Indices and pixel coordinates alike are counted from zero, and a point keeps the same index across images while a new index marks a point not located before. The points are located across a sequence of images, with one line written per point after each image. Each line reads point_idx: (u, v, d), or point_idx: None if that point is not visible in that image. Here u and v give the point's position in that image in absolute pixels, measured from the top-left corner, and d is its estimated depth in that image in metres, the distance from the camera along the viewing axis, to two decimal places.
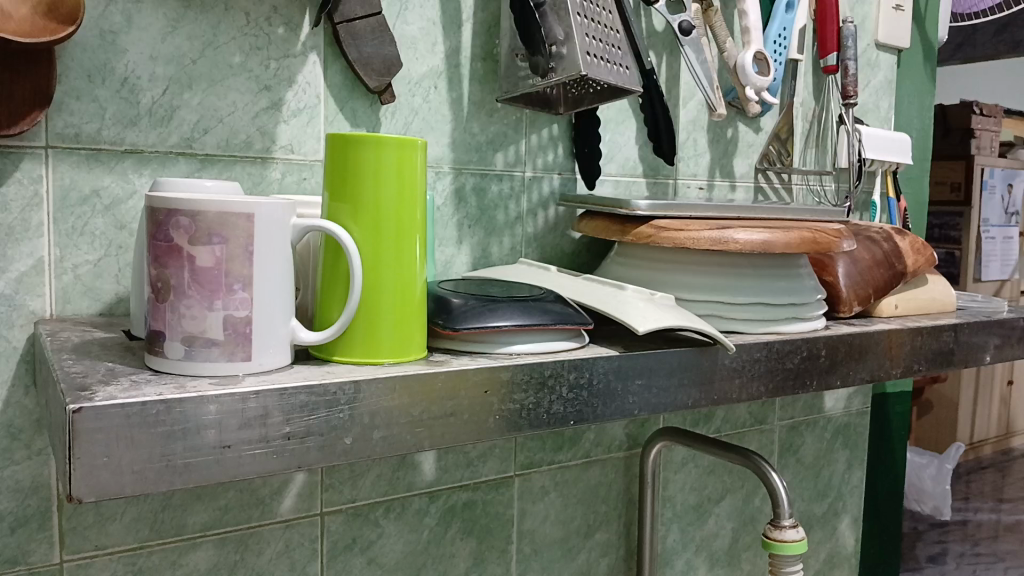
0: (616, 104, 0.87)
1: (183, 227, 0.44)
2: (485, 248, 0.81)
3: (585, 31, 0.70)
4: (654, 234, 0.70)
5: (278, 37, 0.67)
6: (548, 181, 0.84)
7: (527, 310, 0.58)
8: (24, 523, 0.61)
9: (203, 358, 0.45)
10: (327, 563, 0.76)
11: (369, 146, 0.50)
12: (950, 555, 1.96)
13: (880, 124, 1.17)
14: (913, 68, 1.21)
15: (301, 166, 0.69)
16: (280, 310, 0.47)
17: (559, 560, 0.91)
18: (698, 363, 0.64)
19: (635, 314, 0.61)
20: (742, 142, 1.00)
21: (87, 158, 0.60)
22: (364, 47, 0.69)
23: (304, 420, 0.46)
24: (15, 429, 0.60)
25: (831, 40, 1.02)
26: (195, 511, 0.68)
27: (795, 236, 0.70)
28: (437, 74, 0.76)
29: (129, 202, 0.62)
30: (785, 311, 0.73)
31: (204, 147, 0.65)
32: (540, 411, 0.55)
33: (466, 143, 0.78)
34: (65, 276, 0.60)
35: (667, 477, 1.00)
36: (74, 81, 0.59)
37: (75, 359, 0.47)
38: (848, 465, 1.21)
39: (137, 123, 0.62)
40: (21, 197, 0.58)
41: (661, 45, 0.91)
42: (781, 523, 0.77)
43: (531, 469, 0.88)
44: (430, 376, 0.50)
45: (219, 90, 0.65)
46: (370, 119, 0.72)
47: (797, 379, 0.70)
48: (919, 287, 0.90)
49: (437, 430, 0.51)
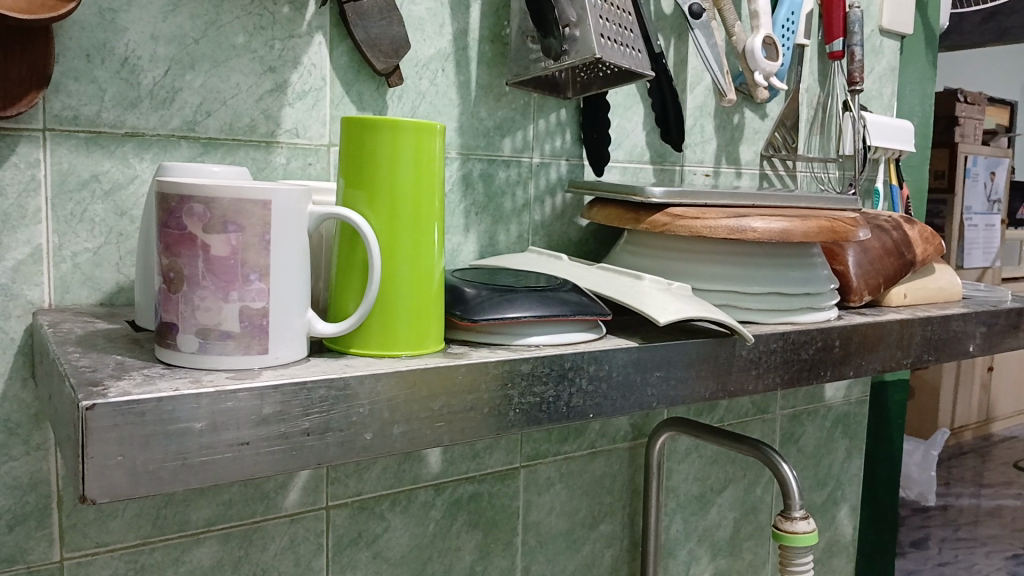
0: (625, 89, 0.86)
1: (197, 214, 0.42)
2: (492, 236, 0.79)
3: (599, 13, 0.68)
4: (669, 222, 0.68)
5: (283, 17, 0.65)
6: (556, 167, 0.83)
7: (546, 301, 0.56)
8: (23, 521, 0.59)
9: (217, 351, 0.43)
10: (333, 558, 0.74)
11: (386, 131, 0.48)
12: (933, 541, 1.99)
13: (883, 111, 1.16)
14: (915, 55, 1.20)
15: (306, 151, 0.67)
16: (296, 302, 0.45)
17: (564, 551, 0.90)
18: (716, 354, 0.62)
19: (654, 304, 0.60)
20: (748, 128, 0.99)
21: (87, 142, 0.58)
22: (371, 28, 0.66)
23: (323, 414, 0.44)
24: (13, 424, 0.58)
25: (837, 26, 1.00)
26: (199, 507, 0.66)
27: (813, 224, 0.69)
28: (445, 57, 0.73)
29: (130, 187, 0.60)
30: (799, 301, 0.71)
31: (207, 130, 0.62)
32: (559, 404, 0.54)
33: (474, 128, 0.76)
34: (63, 265, 0.58)
35: (671, 467, 0.99)
36: (73, 61, 0.56)
37: (81, 352, 0.45)
38: (847, 454, 1.21)
39: (137, 106, 0.59)
40: (17, 181, 0.56)
41: (669, 28, 0.89)
42: (792, 514, 0.76)
43: (537, 460, 0.86)
44: (451, 369, 0.48)
45: (223, 71, 0.62)
46: (377, 103, 0.70)
47: (812, 370, 0.69)
48: (927, 276, 0.89)
49: (457, 425, 0.49)
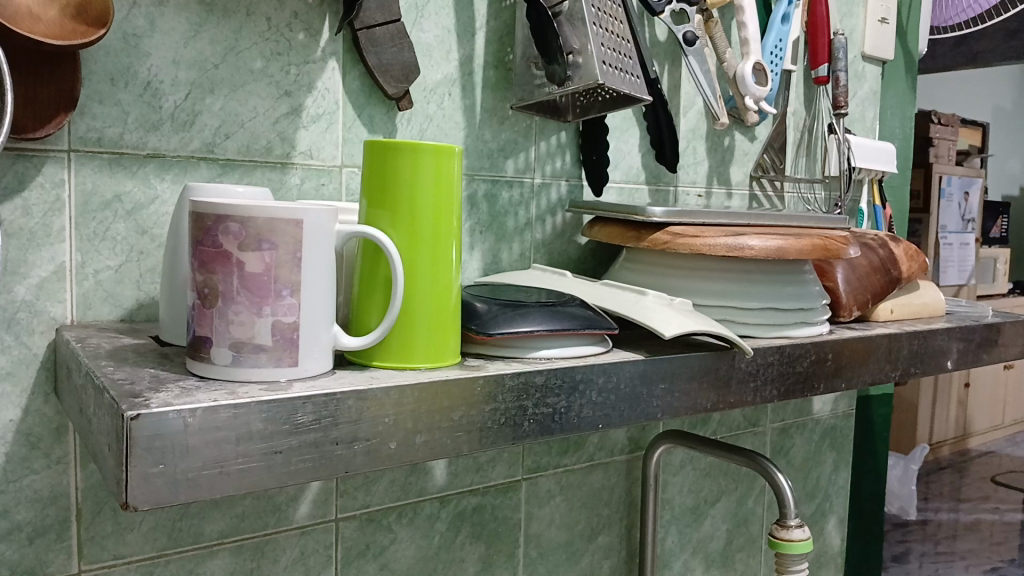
0: (621, 112, 0.89)
1: (232, 233, 0.44)
2: (495, 254, 0.82)
3: (601, 40, 0.71)
4: (670, 241, 0.71)
5: (299, 43, 0.67)
6: (556, 187, 0.85)
7: (556, 315, 0.59)
8: (42, 533, 0.60)
9: (250, 364, 0.45)
10: (341, 570, 0.75)
11: (406, 153, 0.51)
12: (913, 555, 2.03)
13: (865, 133, 1.21)
14: (896, 80, 1.25)
15: (319, 172, 0.69)
16: (324, 316, 0.47)
17: (563, 563, 0.91)
18: (717, 366, 0.65)
19: (659, 319, 0.62)
20: (738, 150, 1.02)
21: (110, 163, 0.60)
22: (382, 54, 0.69)
23: (351, 425, 0.46)
24: (35, 438, 0.59)
25: (822, 52, 1.05)
26: (213, 519, 0.68)
27: (807, 243, 0.72)
28: (451, 81, 0.76)
29: (152, 207, 0.62)
30: (793, 316, 0.74)
31: (225, 152, 0.64)
32: (571, 414, 0.56)
33: (479, 150, 0.79)
34: (86, 282, 0.60)
35: (667, 480, 1.01)
36: (98, 85, 0.58)
37: (115, 366, 0.47)
38: (835, 467, 1.24)
39: (159, 128, 0.61)
40: (43, 201, 0.57)
41: (663, 54, 0.93)
42: (788, 523, 0.78)
43: (537, 473, 0.88)
44: (470, 381, 0.51)
45: (241, 95, 0.65)
46: (387, 125, 0.72)
47: (806, 382, 0.72)
48: (911, 292, 0.93)
49: (475, 435, 0.51)
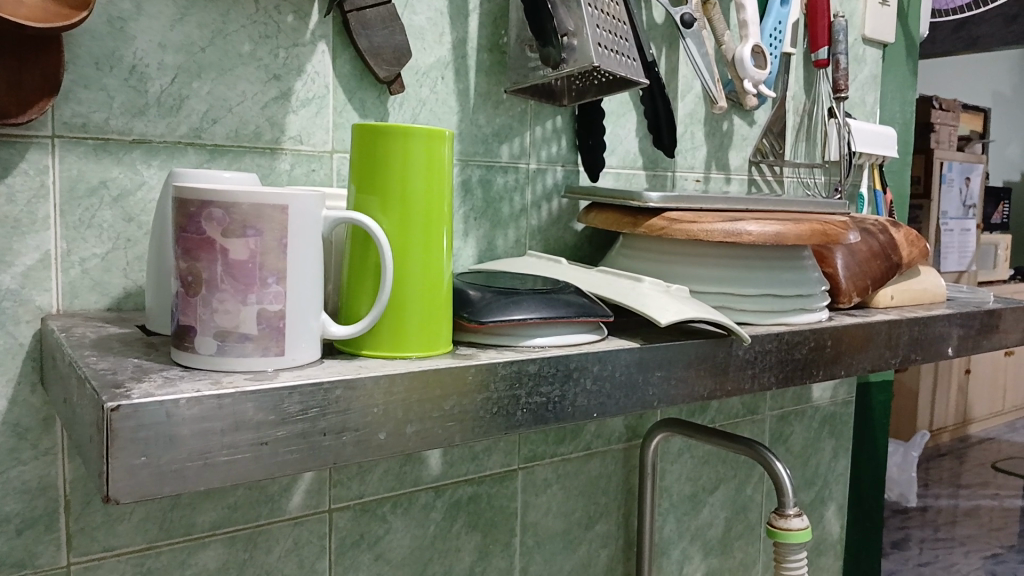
0: (618, 96, 0.87)
1: (216, 219, 0.43)
2: (491, 240, 0.81)
3: (596, 22, 0.70)
4: (666, 226, 0.70)
5: (288, 26, 0.66)
6: (552, 172, 0.84)
7: (550, 302, 0.58)
8: (32, 525, 0.59)
9: (237, 353, 0.44)
10: (336, 560, 0.75)
11: (396, 137, 0.50)
12: (913, 542, 2.03)
13: (865, 117, 1.19)
14: (897, 64, 1.23)
15: (310, 158, 0.68)
16: (312, 305, 0.46)
17: (560, 551, 0.91)
18: (714, 354, 0.64)
19: (655, 306, 0.61)
20: (737, 134, 1.01)
21: (96, 148, 0.58)
22: (374, 37, 0.68)
23: (339, 415, 0.45)
24: (22, 429, 0.58)
25: (822, 35, 1.03)
26: (204, 510, 0.67)
27: (806, 228, 0.71)
28: (444, 65, 0.75)
29: (139, 193, 0.61)
30: (792, 303, 0.73)
31: (214, 137, 0.63)
32: (565, 403, 0.55)
33: (472, 135, 0.78)
34: (72, 270, 0.59)
35: (665, 468, 1.00)
36: (82, 69, 0.57)
37: (99, 356, 0.46)
38: (834, 454, 1.23)
39: (146, 113, 0.60)
40: (27, 187, 0.56)
41: (660, 37, 0.92)
42: (786, 512, 0.77)
43: (534, 461, 0.88)
44: (462, 370, 0.50)
45: (229, 79, 0.63)
46: (379, 110, 0.71)
47: (805, 369, 0.71)
48: (912, 278, 0.92)
49: (467, 423, 0.50)
